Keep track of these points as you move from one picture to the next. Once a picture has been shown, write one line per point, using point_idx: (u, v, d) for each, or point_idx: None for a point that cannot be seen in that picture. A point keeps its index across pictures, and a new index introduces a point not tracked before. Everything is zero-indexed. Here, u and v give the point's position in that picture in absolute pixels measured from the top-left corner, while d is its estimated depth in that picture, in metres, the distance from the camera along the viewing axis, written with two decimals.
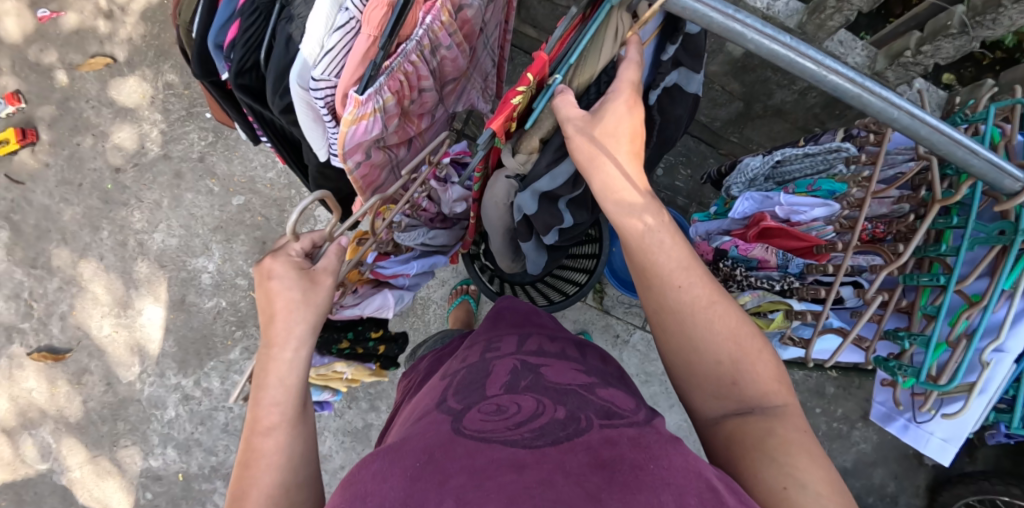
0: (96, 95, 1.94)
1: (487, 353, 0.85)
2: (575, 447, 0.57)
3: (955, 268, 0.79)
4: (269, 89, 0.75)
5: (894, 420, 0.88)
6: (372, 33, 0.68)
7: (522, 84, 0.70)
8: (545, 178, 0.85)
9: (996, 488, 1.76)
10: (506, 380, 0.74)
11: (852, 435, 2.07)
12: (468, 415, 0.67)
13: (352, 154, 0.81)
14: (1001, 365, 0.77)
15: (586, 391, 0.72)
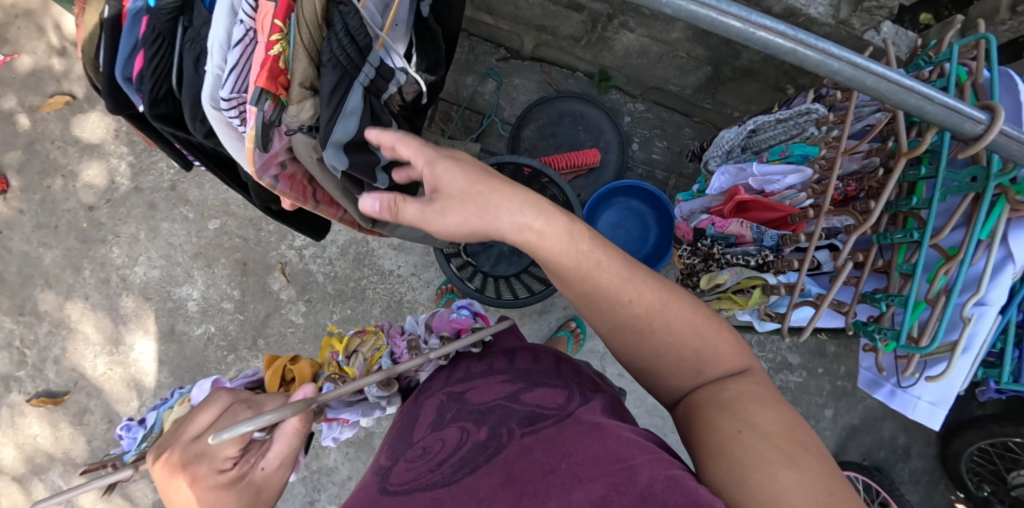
0: (61, 135, 1.91)
1: (422, 393, 0.97)
2: (494, 469, 0.68)
3: (928, 221, 0.75)
4: (188, 115, 0.73)
5: (881, 386, 0.85)
6: (266, 39, 0.63)
7: (274, 32, 0.63)
8: (340, 127, 0.72)
9: (1006, 431, 1.74)
10: (432, 422, 0.84)
11: (858, 392, 2.06)
12: (396, 470, 0.76)
13: (265, 169, 0.78)
14: (984, 319, 0.72)
15: (511, 401, 0.81)
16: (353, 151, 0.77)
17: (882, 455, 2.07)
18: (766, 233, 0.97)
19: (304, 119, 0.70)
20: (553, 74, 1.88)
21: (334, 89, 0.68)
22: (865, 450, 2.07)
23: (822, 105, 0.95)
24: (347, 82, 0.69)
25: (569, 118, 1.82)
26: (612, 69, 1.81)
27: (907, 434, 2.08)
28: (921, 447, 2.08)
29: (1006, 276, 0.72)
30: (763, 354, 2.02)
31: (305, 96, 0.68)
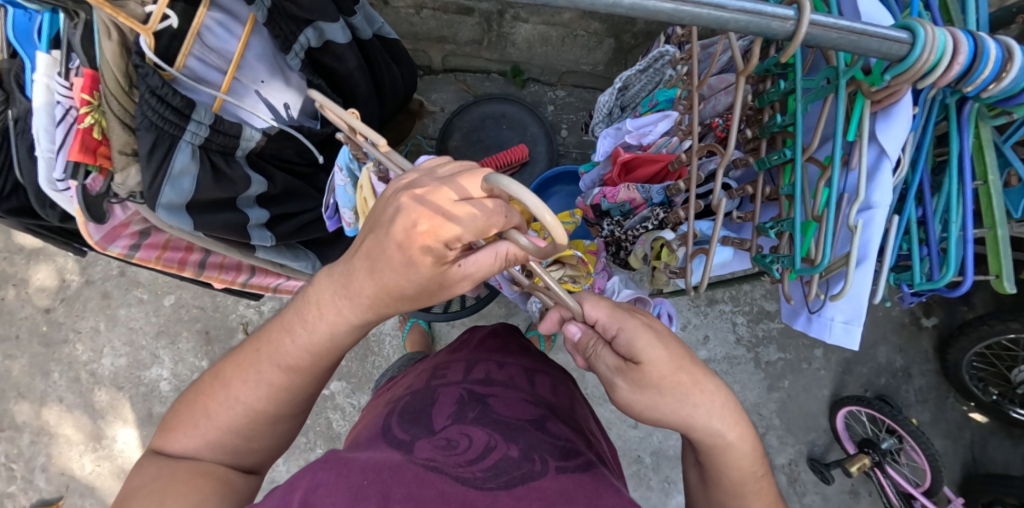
0: (5, 246, 1.91)
1: (434, 372, 0.71)
2: (530, 496, 0.49)
3: (795, 135, 0.67)
4: (36, 204, 0.80)
5: (799, 316, 0.77)
6: (83, 113, 0.71)
7: (82, 107, 0.71)
8: (169, 187, 0.74)
9: (996, 329, 1.70)
10: (452, 412, 0.61)
11: None
12: (416, 446, 0.54)
13: (111, 240, 0.85)
14: (874, 225, 0.64)
15: (538, 428, 0.62)
16: (195, 209, 0.80)
17: (883, 381, 2.02)
18: (653, 189, 0.96)
19: (135, 185, 0.76)
20: (469, 81, 1.89)
21: (152, 151, 0.71)
22: (866, 380, 2.03)
23: (671, 46, 0.96)
24: (167, 141, 0.72)
25: (492, 120, 1.84)
26: (523, 63, 1.82)
27: (903, 355, 2.04)
28: (921, 365, 2.04)
29: (885, 174, 0.63)
30: (739, 308, 2.01)
31: (129, 162, 0.75)
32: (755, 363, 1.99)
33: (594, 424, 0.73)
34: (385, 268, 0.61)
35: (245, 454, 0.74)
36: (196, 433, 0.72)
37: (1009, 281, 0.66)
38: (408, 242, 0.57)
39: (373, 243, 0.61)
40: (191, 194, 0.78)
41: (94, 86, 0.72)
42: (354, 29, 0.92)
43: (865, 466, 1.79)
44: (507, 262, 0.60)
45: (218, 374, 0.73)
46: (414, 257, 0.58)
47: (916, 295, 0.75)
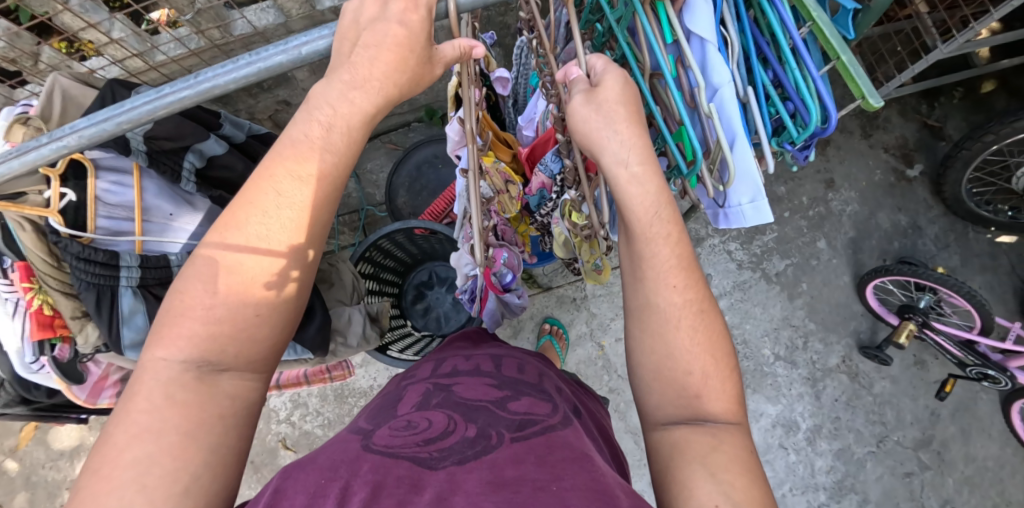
0: (47, 456, 2.00)
1: (405, 382, 0.87)
2: (479, 466, 0.58)
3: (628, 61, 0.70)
4: (20, 390, 0.86)
5: (715, 214, 0.80)
6: (29, 299, 0.77)
7: (26, 293, 0.77)
8: (128, 330, 0.79)
9: (978, 147, 1.69)
10: (417, 402, 0.76)
11: (834, 207, 2.01)
12: (378, 434, 0.68)
13: (99, 394, 0.92)
14: (727, 102, 0.67)
15: (498, 406, 0.73)
16: None
17: (898, 245, 1.97)
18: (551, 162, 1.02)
19: (97, 338, 0.81)
20: (394, 139, 2.00)
21: (98, 305, 0.76)
22: (883, 251, 1.98)
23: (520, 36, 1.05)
24: (109, 291, 0.77)
25: (426, 164, 1.85)
26: (433, 103, 1.90)
27: (906, 212, 1.99)
28: (927, 214, 1.98)
29: (714, 56, 0.67)
30: (727, 235, 2.01)
31: (83, 322, 0.80)
32: (765, 279, 1.97)
33: (559, 395, 0.85)
34: (346, 73, 0.63)
35: (244, 340, 0.61)
36: (200, 319, 0.59)
37: (874, 97, 0.68)
38: (396, 15, 0.62)
39: (265, 162, 0.64)
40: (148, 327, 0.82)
41: (28, 270, 0.77)
42: (227, 138, 1.00)
43: (912, 332, 1.73)
44: (465, 58, 0.67)
45: (222, 225, 0.62)
46: (394, 36, 0.62)
47: (807, 149, 0.76)
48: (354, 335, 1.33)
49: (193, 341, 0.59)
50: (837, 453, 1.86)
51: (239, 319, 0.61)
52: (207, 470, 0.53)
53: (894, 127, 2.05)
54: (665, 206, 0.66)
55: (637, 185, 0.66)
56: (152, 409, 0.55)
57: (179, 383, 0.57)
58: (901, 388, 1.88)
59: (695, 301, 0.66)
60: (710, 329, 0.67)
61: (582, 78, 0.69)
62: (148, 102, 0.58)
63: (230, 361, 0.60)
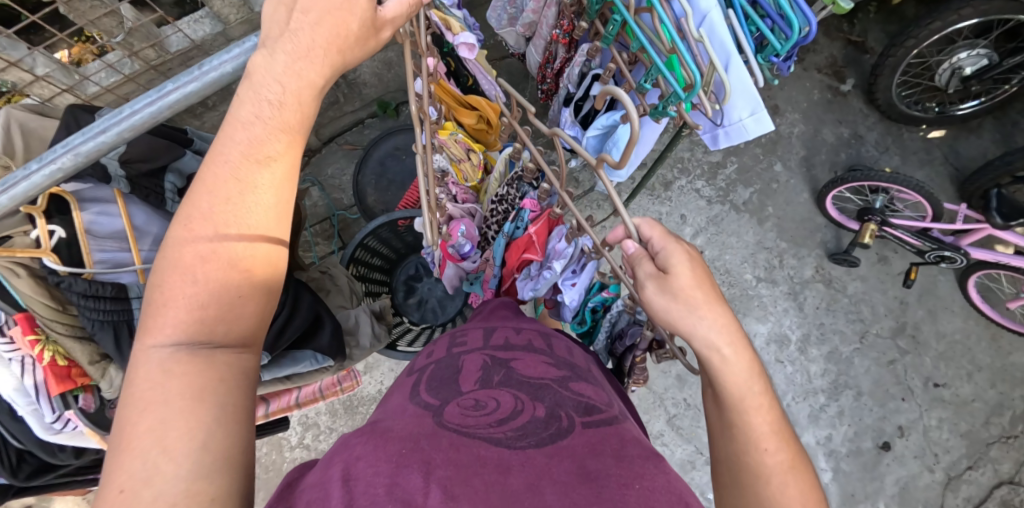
0: None
1: (455, 348, 0.85)
2: (558, 451, 0.57)
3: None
4: (47, 455, 0.80)
5: (713, 137, 0.86)
6: (36, 352, 0.71)
7: (33, 347, 0.71)
8: None
9: (901, 53, 1.82)
10: (479, 378, 0.74)
11: (783, 131, 2.12)
12: (448, 410, 0.66)
13: None
14: (716, 23, 0.72)
15: (560, 384, 0.74)
16: None
17: (845, 155, 2.10)
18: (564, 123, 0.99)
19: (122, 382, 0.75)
20: (350, 140, 1.93)
21: (118, 345, 0.72)
22: (833, 163, 2.10)
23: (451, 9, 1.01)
24: (126, 326, 0.73)
25: (390, 157, 1.81)
26: (384, 94, 1.84)
27: (847, 124, 2.12)
28: (865, 122, 2.12)
29: None
30: (692, 175, 2.08)
31: (104, 367, 0.74)
32: (734, 210, 2.06)
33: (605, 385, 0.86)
34: (275, 90, 0.57)
35: (231, 321, 0.55)
36: (178, 313, 0.53)
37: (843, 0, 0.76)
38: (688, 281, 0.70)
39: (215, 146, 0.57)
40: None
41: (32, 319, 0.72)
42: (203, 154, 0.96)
43: (874, 231, 1.86)
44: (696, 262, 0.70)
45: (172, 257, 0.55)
46: (328, 61, 0.58)
47: (788, 59, 0.81)
48: (365, 335, 1.28)
49: (184, 325, 0.53)
50: (828, 356, 2.00)
51: (224, 294, 0.55)
52: (217, 435, 0.48)
53: (823, 48, 2.18)
54: (756, 379, 0.66)
55: (730, 366, 0.65)
56: (153, 387, 0.49)
57: (174, 357, 0.51)
58: (871, 285, 2.04)
59: (791, 460, 0.61)
60: (812, 493, 0.60)
61: (642, 253, 0.72)
62: (146, 104, 0.56)
63: (220, 338, 0.54)
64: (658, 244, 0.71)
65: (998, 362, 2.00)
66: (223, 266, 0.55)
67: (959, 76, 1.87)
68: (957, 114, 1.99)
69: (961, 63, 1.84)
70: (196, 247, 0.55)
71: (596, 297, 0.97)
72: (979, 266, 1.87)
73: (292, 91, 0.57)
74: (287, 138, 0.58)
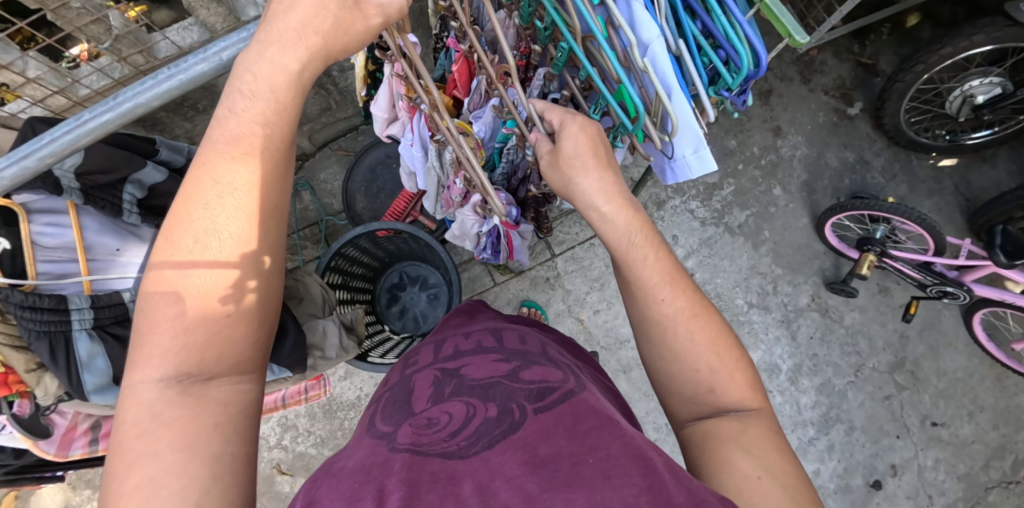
0: None
1: (408, 371, 0.84)
2: (513, 447, 0.56)
3: (563, 27, 0.73)
4: None
5: (665, 169, 0.85)
6: None
7: None
8: (90, 374, 0.77)
9: (909, 78, 1.75)
10: (431, 394, 0.72)
11: (785, 153, 2.06)
12: (400, 431, 0.64)
13: (66, 445, 0.91)
14: (658, 54, 0.69)
15: (511, 377, 0.71)
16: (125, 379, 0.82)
17: (849, 181, 2.03)
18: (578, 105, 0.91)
19: (57, 389, 0.78)
20: (343, 145, 1.93)
21: (53, 355, 0.74)
22: (835, 188, 2.03)
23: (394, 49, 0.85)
24: (63, 337, 0.75)
25: (380, 166, 1.82)
26: None
27: (851, 148, 2.05)
28: (872, 148, 2.05)
29: (641, 13, 0.68)
30: (687, 195, 2.03)
31: (39, 375, 0.76)
32: (729, 232, 2.00)
33: (562, 360, 0.83)
34: (248, 79, 0.59)
35: (215, 354, 0.57)
36: (159, 355, 0.55)
37: (799, 34, 0.76)
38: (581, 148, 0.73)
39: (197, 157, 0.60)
40: (111, 370, 0.79)
41: None
42: (166, 162, 0.98)
43: (873, 262, 1.80)
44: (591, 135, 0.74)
45: (146, 298, 0.57)
46: (307, 44, 0.58)
47: (744, 93, 0.80)
48: (332, 347, 1.29)
49: (170, 357, 0.55)
50: (819, 388, 1.93)
51: (208, 323, 0.57)
52: (215, 484, 0.50)
53: (830, 69, 2.12)
54: (637, 232, 0.74)
55: (609, 225, 0.74)
56: (143, 434, 0.52)
57: (164, 401, 0.54)
58: (869, 317, 1.97)
59: (689, 307, 0.73)
60: (707, 329, 0.72)
61: (544, 139, 0.77)
62: (63, 133, 0.57)
63: (214, 366, 0.57)
64: (557, 124, 0.75)
65: (1002, 403, 1.91)
66: (200, 284, 0.57)
67: (971, 104, 1.80)
68: (968, 143, 1.91)
69: (973, 91, 1.77)
70: (183, 269, 0.57)
71: (500, 135, 0.95)
72: (982, 303, 1.79)
73: (269, 77, 0.59)
74: (269, 115, 0.60)
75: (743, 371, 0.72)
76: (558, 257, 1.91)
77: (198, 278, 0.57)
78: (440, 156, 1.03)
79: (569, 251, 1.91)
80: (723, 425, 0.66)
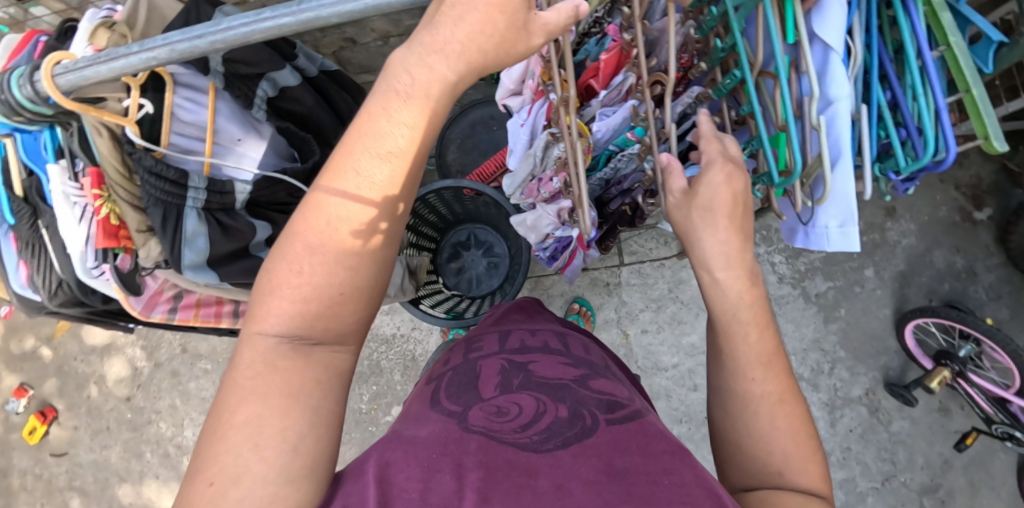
0: (79, 349, 2.12)
1: (472, 354, 0.83)
2: (588, 453, 0.54)
3: (744, 57, 0.69)
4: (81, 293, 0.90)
5: (797, 233, 0.79)
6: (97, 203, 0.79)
7: (96, 199, 0.79)
8: (189, 249, 0.81)
9: None
10: (498, 383, 0.71)
11: (889, 238, 1.90)
12: (471, 417, 0.64)
13: (152, 308, 0.97)
14: (840, 116, 0.65)
15: (580, 384, 0.71)
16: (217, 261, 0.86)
17: (947, 287, 1.87)
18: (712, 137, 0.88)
19: (158, 255, 0.83)
20: None
21: (163, 221, 0.78)
22: (929, 290, 1.88)
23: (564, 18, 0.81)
24: (175, 210, 0.79)
25: (481, 124, 1.82)
26: None
27: (963, 254, 1.88)
28: (986, 261, 1.87)
29: (836, 67, 0.65)
30: (774, 247, 1.91)
31: (146, 237, 0.82)
32: (804, 298, 1.89)
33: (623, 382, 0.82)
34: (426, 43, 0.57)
35: (330, 313, 0.57)
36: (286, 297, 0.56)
37: (999, 140, 0.68)
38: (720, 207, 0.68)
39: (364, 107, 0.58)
40: (207, 251, 0.84)
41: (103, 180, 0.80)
42: (301, 70, 1.00)
43: (946, 379, 1.67)
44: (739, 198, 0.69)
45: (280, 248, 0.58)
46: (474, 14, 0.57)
47: (908, 182, 0.74)
48: (392, 285, 1.31)
49: (290, 311, 0.56)
50: (839, 482, 1.85)
51: (330, 283, 0.58)
52: (312, 431, 0.52)
53: (972, 163, 1.92)
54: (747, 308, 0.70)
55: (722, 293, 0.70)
56: (255, 377, 0.53)
57: (276, 350, 0.55)
58: (918, 430, 1.85)
59: (780, 393, 0.68)
60: (792, 418, 0.67)
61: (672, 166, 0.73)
62: (240, 24, 0.58)
63: (326, 327, 0.57)
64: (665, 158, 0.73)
65: None
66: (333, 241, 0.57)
67: None
68: None
69: None
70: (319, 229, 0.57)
71: (620, 140, 0.87)
72: None
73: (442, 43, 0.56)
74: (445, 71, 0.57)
75: (816, 464, 0.66)
76: (625, 265, 1.87)
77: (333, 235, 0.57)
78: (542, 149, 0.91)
79: (635, 265, 1.86)
80: (784, 494, 0.62)
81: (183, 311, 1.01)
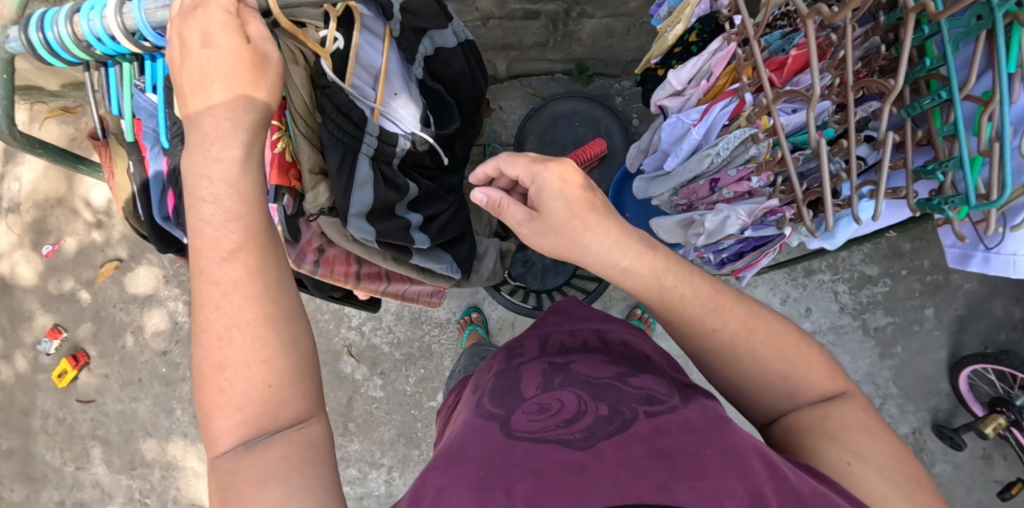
0: (119, 297, 2.07)
1: (513, 359, 0.82)
2: (634, 441, 0.56)
3: (953, 77, 0.68)
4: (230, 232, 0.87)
5: (973, 257, 0.82)
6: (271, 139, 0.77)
7: (274, 133, 0.78)
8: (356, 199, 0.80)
9: None
10: (540, 382, 0.70)
11: (953, 281, 1.89)
12: (513, 419, 0.64)
13: (304, 257, 0.93)
14: None
15: (621, 382, 0.68)
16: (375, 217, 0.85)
17: (1005, 337, 1.84)
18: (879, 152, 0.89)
19: (324, 201, 0.82)
20: (533, 84, 1.92)
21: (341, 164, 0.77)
22: (985, 338, 1.86)
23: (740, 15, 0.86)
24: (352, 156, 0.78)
25: (563, 118, 1.82)
26: (587, 60, 1.82)
27: None
28: None
29: None
30: (839, 275, 1.90)
31: (316, 181, 0.80)
32: (863, 330, 1.89)
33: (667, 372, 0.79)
34: None
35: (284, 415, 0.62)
36: (229, 412, 0.60)
37: None
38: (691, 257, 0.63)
39: None
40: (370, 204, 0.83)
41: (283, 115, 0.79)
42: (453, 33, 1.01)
43: (1001, 426, 1.66)
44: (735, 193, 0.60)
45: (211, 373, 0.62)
46: None
47: None
48: (486, 267, 1.27)
49: (244, 423, 0.60)
50: None
51: (271, 388, 0.61)
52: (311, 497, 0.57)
53: None
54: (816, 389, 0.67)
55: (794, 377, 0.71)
56: (234, 481, 0.58)
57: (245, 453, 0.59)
58: (959, 475, 1.84)
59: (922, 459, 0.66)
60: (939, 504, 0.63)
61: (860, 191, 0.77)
62: None
63: (274, 425, 0.61)
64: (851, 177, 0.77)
65: None
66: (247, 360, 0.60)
67: None
68: None
69: None
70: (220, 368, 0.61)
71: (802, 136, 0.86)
72: None
73: None
74: None
75: None
76: None
77: (259, 357, 0.61)
78: (737, 142, 0.87)
79: None
80: None
81: (324, 263, 0.98)
